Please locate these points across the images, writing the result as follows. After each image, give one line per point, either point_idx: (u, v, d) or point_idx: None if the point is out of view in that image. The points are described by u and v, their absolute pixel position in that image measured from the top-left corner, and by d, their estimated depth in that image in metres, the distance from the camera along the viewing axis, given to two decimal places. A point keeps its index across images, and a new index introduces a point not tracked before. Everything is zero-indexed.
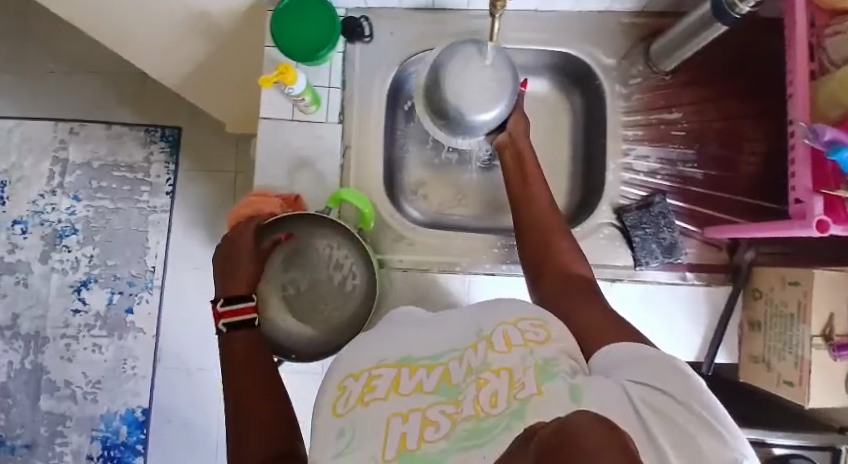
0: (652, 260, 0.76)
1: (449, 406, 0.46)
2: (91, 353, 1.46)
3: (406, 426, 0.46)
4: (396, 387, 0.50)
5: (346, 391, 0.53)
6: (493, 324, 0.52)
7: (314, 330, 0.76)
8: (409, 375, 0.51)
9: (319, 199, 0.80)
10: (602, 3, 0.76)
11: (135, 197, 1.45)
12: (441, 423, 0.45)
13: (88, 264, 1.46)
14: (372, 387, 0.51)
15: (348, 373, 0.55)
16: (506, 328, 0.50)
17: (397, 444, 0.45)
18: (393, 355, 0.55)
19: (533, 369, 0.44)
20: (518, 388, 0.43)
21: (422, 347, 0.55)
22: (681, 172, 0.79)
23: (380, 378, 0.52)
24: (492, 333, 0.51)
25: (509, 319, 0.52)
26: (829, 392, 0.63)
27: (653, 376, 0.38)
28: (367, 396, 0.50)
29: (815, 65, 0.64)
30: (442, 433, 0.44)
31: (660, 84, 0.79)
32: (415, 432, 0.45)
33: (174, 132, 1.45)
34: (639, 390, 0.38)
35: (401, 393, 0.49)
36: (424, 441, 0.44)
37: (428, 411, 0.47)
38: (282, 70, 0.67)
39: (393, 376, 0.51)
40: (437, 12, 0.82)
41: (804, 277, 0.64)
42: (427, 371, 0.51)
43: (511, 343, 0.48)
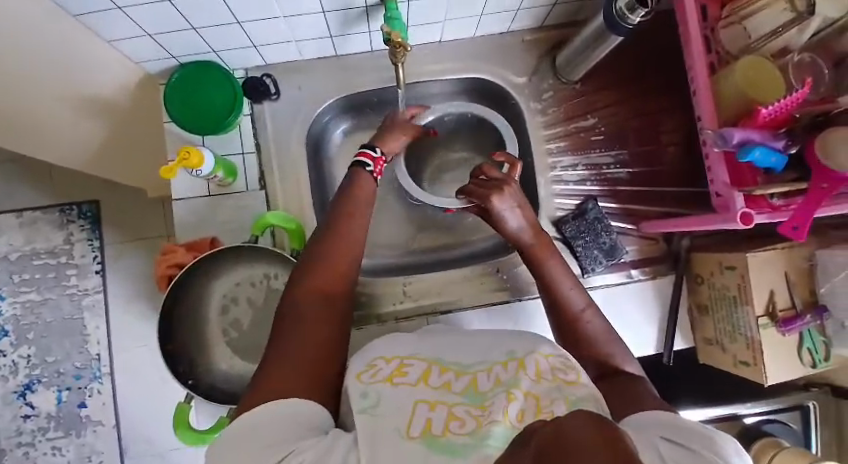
0: (597, 266, 0.77)
1: (474, 409, 0.39)
2: (50, 458, 1.27)
3: (432, 413, 0.39)
4: (425, 377, 0.44)
5: (373, 367, 0.46)
6: (527, 349, 0.47)
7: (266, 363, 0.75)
8: (438, 373, 0.45)
9: (254, 272, 0.75)
10: (502, 24, 0.76)
11: (63, 283, 1.27)
12: (466, 420, 0.37)
13: (27, 366, 1.26)
14: (402, 372, 0.45)
15: (377, 355, 0.48)
16: (538, 357, 0.44)
17: (422, 425, 0.37)
18: (424, 352, 0.49)
19: (562, 402, 0.39)
20: (548, 416, 0.37)
21: (457, 354, 0.49)
22: (607, 175, 0.81)
23: (411, 367, 0.46)
24: (525, 357, 0.45)
25: (544, 351, 0.46)
26: (783, 364, 0.65)
27: (684, 437, 0.35)
28: (395, 378, 0.43)
29: (714, 56, 0.66)
30: (467, 429, 0.36)
31: (573, 92, 0.81)
32: (440, 420, 0.38)
33: (92, 207, 1.28)
34: (675, 451, 0.33)
35: (429, 386, 0.43)
36: (448, 431, 0.36)
37: (454, 407, 0.40)
38: (184, 154, 0.63)
39: (422, 369, 0.45)
40: (341, 58, 0.79)
41: (739, 262, 0.66)
42: (456, 375, 0.45)
43: (541, 374, 0.42)
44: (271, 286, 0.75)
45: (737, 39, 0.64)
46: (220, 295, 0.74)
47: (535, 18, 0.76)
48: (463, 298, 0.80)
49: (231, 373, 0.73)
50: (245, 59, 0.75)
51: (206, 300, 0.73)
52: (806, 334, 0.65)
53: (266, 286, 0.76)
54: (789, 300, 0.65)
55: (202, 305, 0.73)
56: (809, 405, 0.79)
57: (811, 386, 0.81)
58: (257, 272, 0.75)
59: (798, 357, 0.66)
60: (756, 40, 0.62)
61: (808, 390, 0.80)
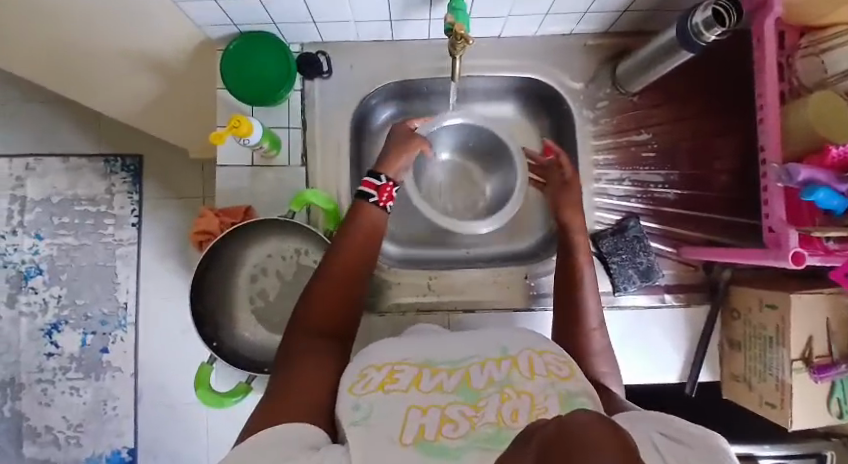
0: (630, 286, 0.75)
1: (467, 409, 0.40)
2: (69, 396, 1.31)
3: (424, 419, 0.39)
4: (417, 383, 0.44)
5: (364, 376, 0.45)
6: (520, 346, 0.48)
7: None
8: (430, 376, 0.45)
9: (287, 246, 0.76)
10: (566, 26, 0.74)
11: (99, 231, 1.31)
12: (459, 423, 0.38)
13: (57, 305, 1.31)
14: (394, 378, 0.45)
15: (367, 362, 0.48)
16: (531, 354, 0.46)
17: (414, 432, 0.37)
18: (414, 355, 0.49)
19: (556, 396, 0.40)
20: (541, 413, 0.38)
21: (442, 352, 0.49)
22: (653, 194, 0.78)
23: (403, 372, 0.46)
24: (517, 354, 0.46)
25: (538, 346, 0.48)
26: (812, 413, 0.63)
27: (681, 433, 0.33)
28: (387, 386, 0.44)
29: (785, 86, 0.63)
30: (461, 432, 0.37)
31: (629, 104, 0.79)
32: (433, 425, 0.38)
33: (136, 161, 1.31)
34: (672, 448, 0.31)
35: (422, 390, 0.43)
36: (441, 435, 0.37)
37: (446, 409, 0.40)
38: (234, 123, 0.64)
39: (413, 375, 0.45)
40: (396, 44, 0.79)
41: (780, 301, 0.64)
42: (449, 373, 0.46)
43: (535, 371, 0.44)
44: (300, 262, 0.77)
45: (813, 73, 0.60)
46: (251, 264, 0.75)
47: (601, 23, 0.74)
48: (489, 299, 0.80)
49: (253, 341, 0.75)
50: (303, 34, 0.75)
51: (237, 267, 0.75)
52: (839, 384, 0.63)
53: (295, 261, 0.77)
54: (828, 349, 0.62)
55: (232, 272, 0.74)
56: (827, 454, 0.75)
57: (834, 436, 0.78)
58: (289, 247, 0.76)
59: (827, 408, 0.63)
60: (832, 76, 0.58)
61: (832, 440, 0.77)
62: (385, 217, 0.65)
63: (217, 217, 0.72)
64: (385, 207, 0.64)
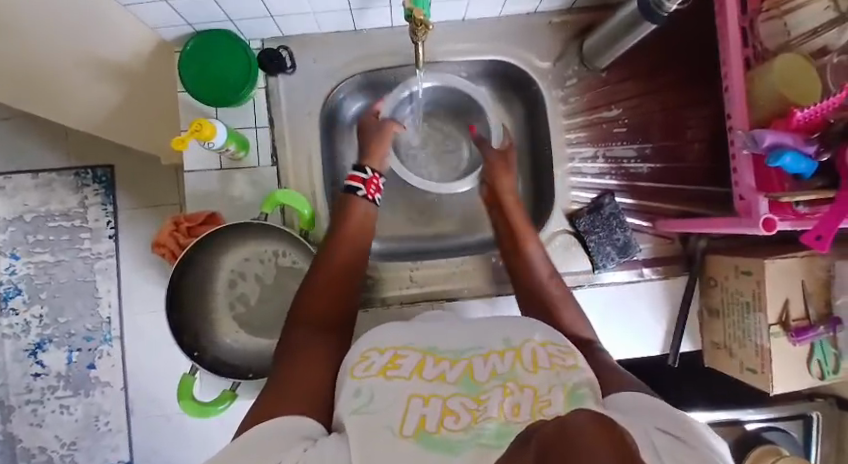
0: (609, 263, 0.75)
1: (469, 401, 0.40)
2: (60, 414, 1.29)
3: (426, 409, 0.39)
4: (419, 370, 0.43)
5: (365, 359, 0.45)
6: (521, 336, 0.47)
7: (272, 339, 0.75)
8: (433, 364, 0.45)
9: (260, 247, 0.75)
10: (530, 5, 0.73)
11: (76, 246, 1.28)
12: (460, 414, 0.38)
13: (39, 325, 1.28)
14: (396, 364, 0.44)
15: (369, 344, 0.47)
16: (534, 346, 0.45)
17: (415, 423, 0.37)
18: (420, 341, 0.49)
19: (561, 390, 0.39)
20: (543, 407, 0.37)
21: (446, 341, 0.49)
22: (627, 169, 0.79)
23: (405, 358, 0.45)
24: (521, 346, 0.45)
25: (538, 338, 0.47)
26: (792, 374, 0.64)
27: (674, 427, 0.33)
28: (390, 371, 0.43)
29: (750, 51, 0.62)
30: (462, 424, 0.37)
31: (598, 82, 0.78)
32: (434, 417, 0.38)
33: (107, 171, 1.28)
34: (674, 445, 0.31)
35: (425, 378, 0.43)
36: (442, 428, 0.37)
37: (448, 400, 0.40)
38: (196, 127, 0.62)
39: (416, 360, 0.45)
40: (359, 34, 0.77)
41: (755, 267, 0.65)
42: (452, 364, 0.45)
43: (537, 364, 0.43)
44: (278, 264, 0.76)
45: (776, 34, 0.60)
46: (228, 269, 0.74)
47: None
48: (471, 285, 0.80)
49: (236, 346, 0.74)
50: (263, 30, 0.73)
51: (213, 273, 0.73)
52: (819, 346, 0.64)
53: (274, 264, 0.76)
54: (805, 312, 0.63)
55: (209, 279, 0.73)
56: (812, 415, 0.77)
57: (816, 396, 0.80)
58: (266, 249, 0.75)
59: (808, 369, 0.65)
60: (796, 38, 0.59)
61: (814, 400, 0.79)
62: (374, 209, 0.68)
63: (185, 224, 0.71)
64: (373, 199, 0.68)
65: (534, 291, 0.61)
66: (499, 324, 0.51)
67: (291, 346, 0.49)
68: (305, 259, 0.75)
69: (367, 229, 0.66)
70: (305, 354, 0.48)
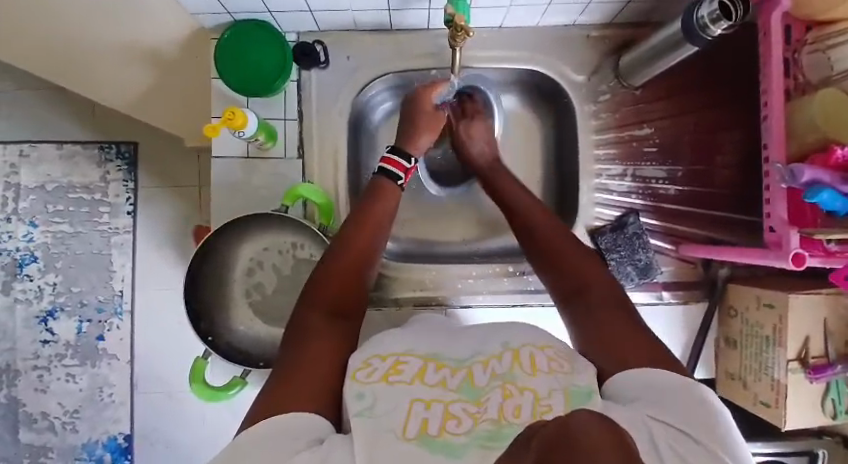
0: (628, 283, 0.75)
1: (470, 405, 0.40)
2: (66, 383, 1.31)
3: (428, 413, 0.39)
4: (421, 375, 0.43)
5: (367, 365, 0.44)
6: (521, 340, 0.46)
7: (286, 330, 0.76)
8: (434, 370, 0.44)
9: (279, 239, 0.75)
10: (569, 16, 0.73)
11: (94, 219, 1.30)
12: (463, 419, 0.38)
13: (53, 293, 1.30)
14: (398, 370, 0.43)
15: (371, 351, 0.46)
16: (532, 351, 0.44)
17: (417, 428, 0.37)
18: (420, 347, 0.48)
19: (561, 394, 0.39)
20: (544, 411, 0.37)
21: (449, 348, 0.48)
22: (654, 189, 0.78)
23: (407, 364, 0.44)
24: (519, 348, 0.45)
25: (538, 342, 0.46)
26: (805, 412, 0.63)
27: (670, 414, 0.34)
28: (391, 377, 0.42)
29: (791, 82, 0.61)
30: (465, 428, 0.37)
31: (631, 98, 0.78)
32: (436, 420, 0.38)
33: (130, 148, 1.29)
34: (671, 437, 0.32)
35: (426, 383, 0.42)
36: (445, 431, 0.36)
37: (450, 405, 0.40)
38: (228, 115, 0.62)
39: (418, 366, 0.44)
40: (394, 34, 0.77)
41: (778, 301, 0.64)
42: (452, 370, 0.44)
43: (536, 367, 0.42)
44: (296, 256, 0.76)
45: (818, 66, 0.59)
46: (247, 257, 0.74)
47: (606, 13, 0.72)
48: (486, 292, 0.79)
49: (250, 334, 0.75)
50: (299, 22, 0.73)
51: (232, 258, 0.74)
52: (834, 385, 0.63)
53: (292, 256, 0.76)
54: (825, 350, 0.62)
55: (228, 267, 0.74)
56: (819, 452, 0.77)
57: (826, 434, 0.79)
58: (285, 241, 0.75)
59: (822, 408, 0.64)
60: (838, 73, 0.56)
61: (824, 438, 0.78)
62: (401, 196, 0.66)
63: None
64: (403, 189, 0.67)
65: (563, 273, 0.55)
66: (525, 331, 0.48)
67: (303, 323, 0.49)
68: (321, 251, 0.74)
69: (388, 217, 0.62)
70: (317, 338, 0.47)
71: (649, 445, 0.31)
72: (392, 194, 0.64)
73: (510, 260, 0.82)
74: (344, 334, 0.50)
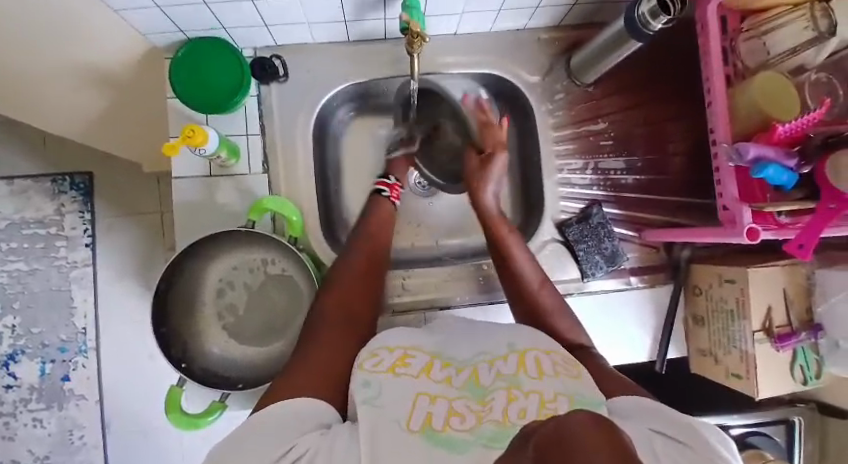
0: (598, 271, 0.77)
1: (473, 403, 0.39)
2: (32, 430, 1.23)
3: (433, 407, 0.38)
4: (428, 370, 0.43)
5: (375, 355, 0.44)
6: (527, 343, 0.45)
7: (263, 348, 0.74)
8: (440, 367, 0.44)
9: (246, 255, 0.73)
10: (519, 20, 0.75)
11: (51, 255, 1.24)
12: (467, 415, 0.37)
13: (11, 336, 1.23)
14: (406, 362, 0.43)
15: (379, 342, 0.46)
16: (539, 355, 0.43)
17: (421, 420, 0.36)
18: (427, 344, 0.48)
19: (566, 400, 0.37)
20: (550, 413, 0.36)
21: (454, 346, 0.48)
22: (614, 180, 0.81)
23: (415, 358, 0.44)
24: (526, 351, 0.44)
25: (542, 347, 0.45)
26: (775, 380, 0.66)
27: (670, 428, 0.35)
28: (399, 369, 0.42)
29: (731, 69, 0.65)
30: (468, 425, 0.36)
31: (583, 96, 0.81)
32: (440, 415, 0.37)
33: (86, 179, 1.24)
34: (672, 448, 0.33)
35: (433, 379, 0.42)
36: (448, 427, 0.36)
37: (453, 401, 0.39)
38: (188, 133, 0.61)
39: (424, 362, 0.44)
40: (352, 45, 0.78)
41: (738, 275, 0.67)
42: (457, 369, 0.44)
43: (542, 370, 0.41)
44: (267, 272, 0.74)
45: (755, 52, 0.63)
46: (216, 279, 0.72)
47: (553, 15, 0.75)
48: (462, 293, 0.80)
49: (226, 357, 0.72)
50: (254, 38, 0.73)
51: (201, 282, 0.72)
52: (801, 352, 0.66)
53: (263, 272, 0.74)
54: (786, 319, 0.66)
55: (198, 289, 0.72)
56: (794, 420, 0.80)
57: (797, 402, 0.83)
58: (256, 258, 0.74)
59: (790, 375, 0.67)
60: (774, 57, 0.62)
61: (795, 406, 0.82)
62: (397, 210, 0.72)
63: None
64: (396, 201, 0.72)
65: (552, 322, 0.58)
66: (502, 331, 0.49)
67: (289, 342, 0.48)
68: (298, 271, 0.73)
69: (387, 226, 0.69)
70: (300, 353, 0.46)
71: (650, 451, 0.31)
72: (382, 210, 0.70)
73: (484, 259, 0.83)
74: (340, 341, 0.48)
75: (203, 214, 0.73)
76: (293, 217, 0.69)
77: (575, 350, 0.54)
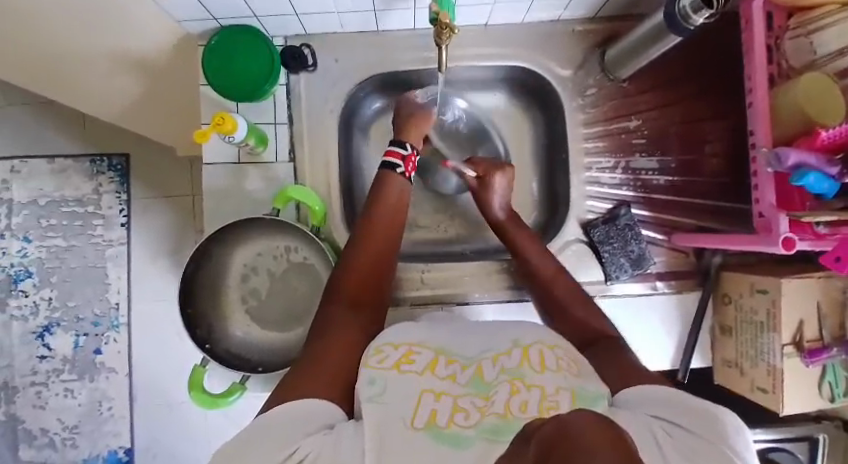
0: (622, 274, 0.75)
1: (479, 399, 0.39)
2: (65, 398, 1.30)
3: (438, 404, 0.38)
4: (432, 367, 0.43)
5: (379, 352, 0.44)
6: (533, 339, 0.46)
7: (281, 334, 0.75)
8: (444, 363, 0.44)
9: (270, 241, 0.75)
10: (553, 12, 0.73)
11: (87, 233, 1.29)
12: (471, 410, 0.37)
13: (49, 308, 1.29)
14: (410, 359, 0.43)
15: (383, 340, 0.46)
16: (542, 348, 0.44)
17: (426, 417, 0.36)
18: (432, 339, 0.48)
19: (569, 393, 0.38)
20: (551, 407, 0.36)
21: (460, 342, 0.48)
22: (644, 181, 0.78)
23: (419, 355, 0.44)
24: (529, 345, 0.44)
25: (549, 342, 0.45)
26: (803, 396, 0.64)
27: (676, 414, 0.35)
28: (403, 366, 0.42)
29: (774, 68, 0.63)
30: (472, 420, 0.36)
31: (617, 92, 0.78)
32: (445, 412, 0.37)
33: (122, 160, 1.29)
34: (676, 434, 0.33)
35: (437, 375, 0.42)
36: (453, 423, 0.36)
37: (458, 399, 0.39)
38: (218, 120, 0.62)
39: (429, 358, 0.44)
40: (382, 35, 0.78)
41: (771, 286, 0.64)
42: (462, 365, 0.44)
43: (544, 364, 0.41)
44: (290, 260, 0.76)
45: (801, 51, 0.59)
46: (241, 264, 0.75)
47: (589, 8, 0.73)
48: (482, 289, 0.80)
49: (247, 340, 0.74)
50: (286, 26, 0.73)
51: (226, 266, 0.74)
52: (830, 368, 0.63)
53: (285, 260, 0.76)
54: (819, 334, 0.63)
55: (223, 272, 0.74)
56: (819, 438, 0.78)
57: (827, 418, 0.80)
58: (279, 244, 0.75)
59: (819, 392, 0.64)
60: (821, 58, 0.58)
61: (824, 423, 0.79)
62: (409, 186, 0.66)
63: None
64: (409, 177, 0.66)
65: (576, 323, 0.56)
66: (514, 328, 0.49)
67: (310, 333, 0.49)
68: (317, 258, 0.74)
69: (401, 207, 0.63)
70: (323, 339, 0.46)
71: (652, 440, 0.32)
72: (392, 184, 0.64)
73: (506, 256, 0.82)
74: (361, 336, 0.48)
75: (231, 199, 0.75)
76: (316, 204, 0.70)
77: (601, 342, 0.51)
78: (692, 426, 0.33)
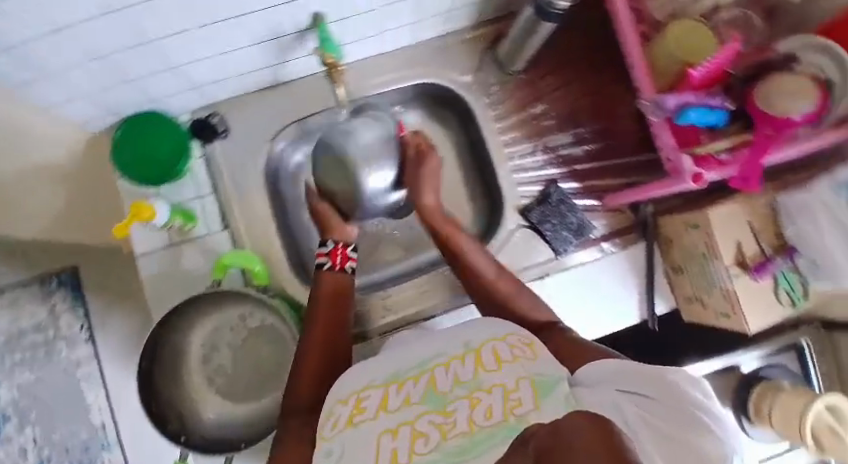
0: (568, 246, 0.78)
1: (437, 416, 0.39)
2: None
3: (396, 442, 0.38)
4: (384, 404, 0.42)
5: (332, 416, 0.44)
6: (482, 337, 0.46)
7: (253, 406, 0.73)
8: (396, 391, 0.43)
9: (225, 312, 0.74)
10: (437, 27, 0.78)
11: (54, 359, 1.23)
12: (431, 434, 0.37)
13: (31, 450, 1.22)
14: (361, 407, 0.43)
15: (334, 399, 0.46)
16: (494, 344, 0.44)
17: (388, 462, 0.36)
18: (382, 372, 0.47)
19: (528, 383, 0.37)
20: (513, 405, 0.35)
21: (405, 359, 0.47)
22: (564, 155, 0.82)
23: (369, 398, 0.43)
24: (480, 346, 0.44)
25: (498, 334, 0.46)
26: (760, 312, 0.67)
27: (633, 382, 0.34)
28: (356, 418, 0.42)
29: (646, 26, 0.68)
30: (433, 446, 0.36)
31: (518, 82, 0.83)
32: (405, 447, 0.37)
33: (72, 274, 1.25)
34: (646, 413, 0.32)
35: (390, 410, 0.41)
36: (415, 456, 0.36)
37: (416, 423, 0.39)
38: (134, 210, 0.63)
39: (379, 396, 0.43)
40: (284, 87, 0.80)
41: (700, 219, 0.67)
42: (414, 382, 0.43)
43: (500, 359, 0.42)
44: (248, 327, 0.75)
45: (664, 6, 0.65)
46: (199, 346, 0.74)
47: (469, 15, 0.78)
48: (445, 298, 0.81)
49: (221, 421, 0.72)
50: (188, 102, 0.75)
51: (184, 351, 0.73)
52: (781, 277, 0.67)
53: (244, 328, 0.75)
54: (758, 249, 0.66)
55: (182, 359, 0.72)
56: (803, 343, 0.82)
57: (800, 324, 0.83)
58: (233, 315, 0.75)
59: (777, 301, 0.67)
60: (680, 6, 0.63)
61: (800, 329, 0.82)
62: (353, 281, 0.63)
63: None
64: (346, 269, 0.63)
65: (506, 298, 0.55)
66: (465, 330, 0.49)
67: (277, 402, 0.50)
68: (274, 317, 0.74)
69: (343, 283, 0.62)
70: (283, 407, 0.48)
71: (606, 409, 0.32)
72: (335, 284, 0.61)
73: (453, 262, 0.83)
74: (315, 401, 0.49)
75: (175, 283, 0.74)
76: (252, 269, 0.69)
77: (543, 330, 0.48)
78: (662, 397, 0.32)
